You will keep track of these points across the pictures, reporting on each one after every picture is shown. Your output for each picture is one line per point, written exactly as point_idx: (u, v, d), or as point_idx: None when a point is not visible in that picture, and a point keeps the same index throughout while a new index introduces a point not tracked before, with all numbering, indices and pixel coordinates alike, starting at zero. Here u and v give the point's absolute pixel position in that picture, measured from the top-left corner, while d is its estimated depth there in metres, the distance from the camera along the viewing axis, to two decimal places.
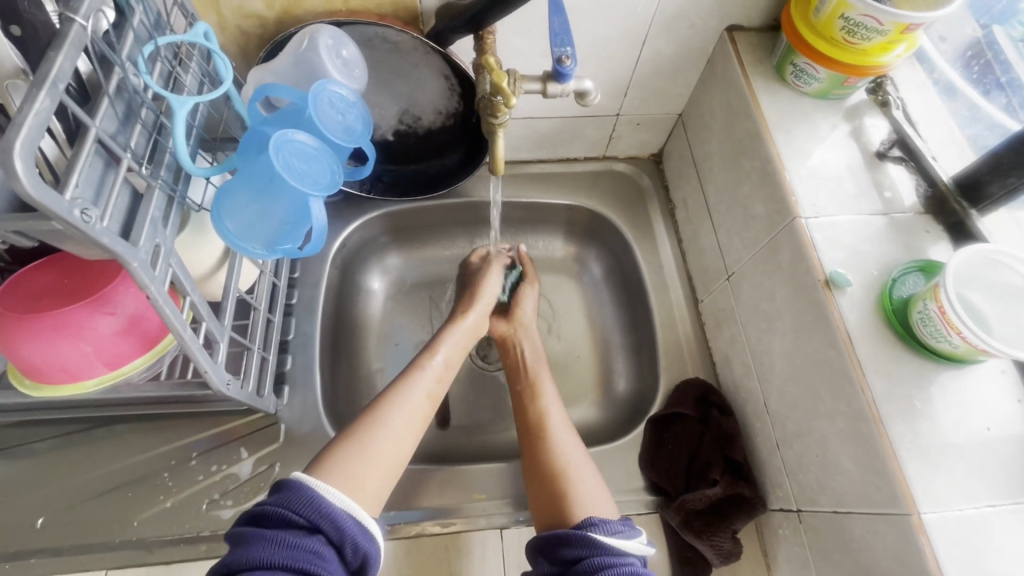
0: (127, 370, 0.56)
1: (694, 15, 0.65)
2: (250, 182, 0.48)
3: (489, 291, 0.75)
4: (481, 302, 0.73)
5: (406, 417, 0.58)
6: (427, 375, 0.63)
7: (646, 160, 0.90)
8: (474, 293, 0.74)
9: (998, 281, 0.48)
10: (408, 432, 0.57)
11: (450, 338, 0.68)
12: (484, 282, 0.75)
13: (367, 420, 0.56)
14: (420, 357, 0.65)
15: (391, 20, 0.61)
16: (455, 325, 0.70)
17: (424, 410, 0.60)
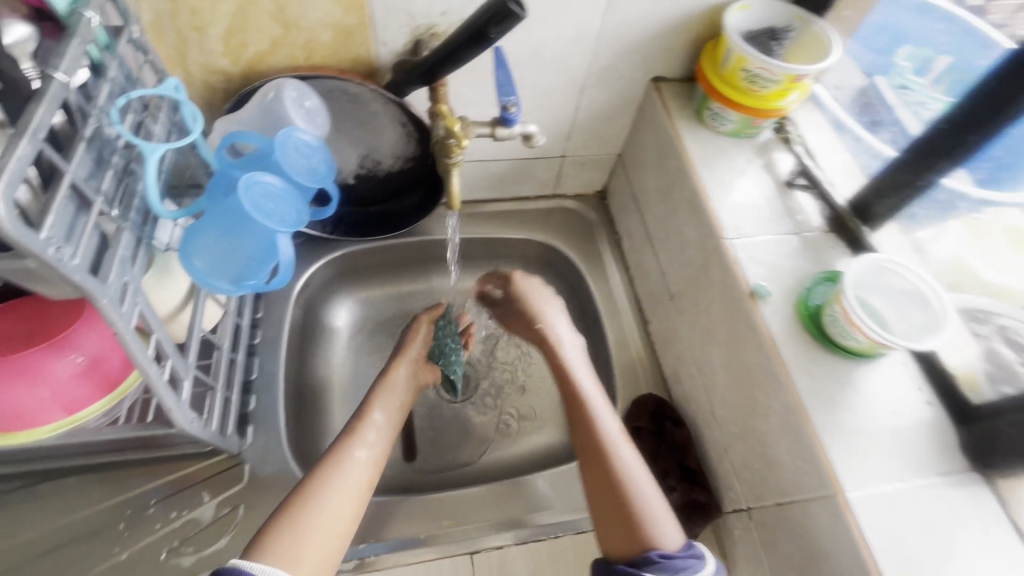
0: (84, 414, 0.56)
1: (623, 69, 0.74)
2: (219, 221, 0.50)
3: (418, 344, 0.73)
4: (404, 358, 0.70)
5: (345, 486, 0.53)
6: (362, 439, 0.58)
7: (592, 197, 0.98)
8: (408, 348, 0.71)
9: (888, 284, 0.56)
10: (349, 503, 0.53)
11: (382, 396, 0.64)
12: (415, 338, 0.73)
13: (298, 496, 0.52)
14: (355, 422, 0.60)
15: (351, 75, 0.66)
16: (386, 383, 0.66)
17: (365, 475, 0.55)
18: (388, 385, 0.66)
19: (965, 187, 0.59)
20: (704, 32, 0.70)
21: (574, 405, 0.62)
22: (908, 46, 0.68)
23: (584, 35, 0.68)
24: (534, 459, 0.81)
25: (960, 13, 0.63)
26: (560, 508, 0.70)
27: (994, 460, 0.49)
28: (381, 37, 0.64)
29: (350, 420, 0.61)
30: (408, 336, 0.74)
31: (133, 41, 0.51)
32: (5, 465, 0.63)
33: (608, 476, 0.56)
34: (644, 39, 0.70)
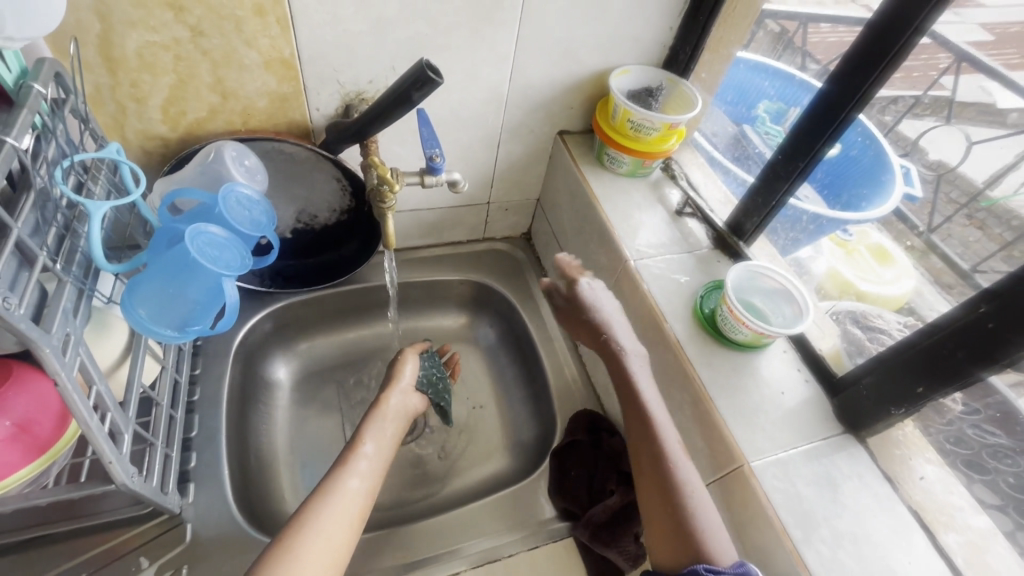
0: (11, 481, 0.53)
1: (532, 124, 0.86)
2: (164, 270, 0.53)
3: (408, 376, 0.77)
4: (398, 385, 0.74)
5: (340, 510, 0.56)
6: (354, 470, 0.61)
7: (518, 238, 1.07)
8: (395, 381, 0.75)
9: (763, 285, 0.68)
10: (343, 529, 0.55)
11: (373, 427, 0.67)
12: (402, 371, 0.76)
13: (293, 524, 0.54)
14: (345, 454, 0.63)
15: (287, 136, 0.72)
16: (378, 414, 0.69)
17: (357, 505, 0.58)
18: (376, 416, 0.69)
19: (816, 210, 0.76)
20: (596, 93, 0.84)
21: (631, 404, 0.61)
22: (766, 101, 0.86)
23: (495, 96, 0.79)
24: (481, 487, 0.84)
25: (796, 74, 0.79)
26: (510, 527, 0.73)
27: (858, 420, 0.60)
28: (314, 103, 0.71)
29: (343, 451, 0.64)
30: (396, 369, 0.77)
31: (75, 111, 0.55)
32: None
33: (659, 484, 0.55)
34: (546, 99, 0.82)
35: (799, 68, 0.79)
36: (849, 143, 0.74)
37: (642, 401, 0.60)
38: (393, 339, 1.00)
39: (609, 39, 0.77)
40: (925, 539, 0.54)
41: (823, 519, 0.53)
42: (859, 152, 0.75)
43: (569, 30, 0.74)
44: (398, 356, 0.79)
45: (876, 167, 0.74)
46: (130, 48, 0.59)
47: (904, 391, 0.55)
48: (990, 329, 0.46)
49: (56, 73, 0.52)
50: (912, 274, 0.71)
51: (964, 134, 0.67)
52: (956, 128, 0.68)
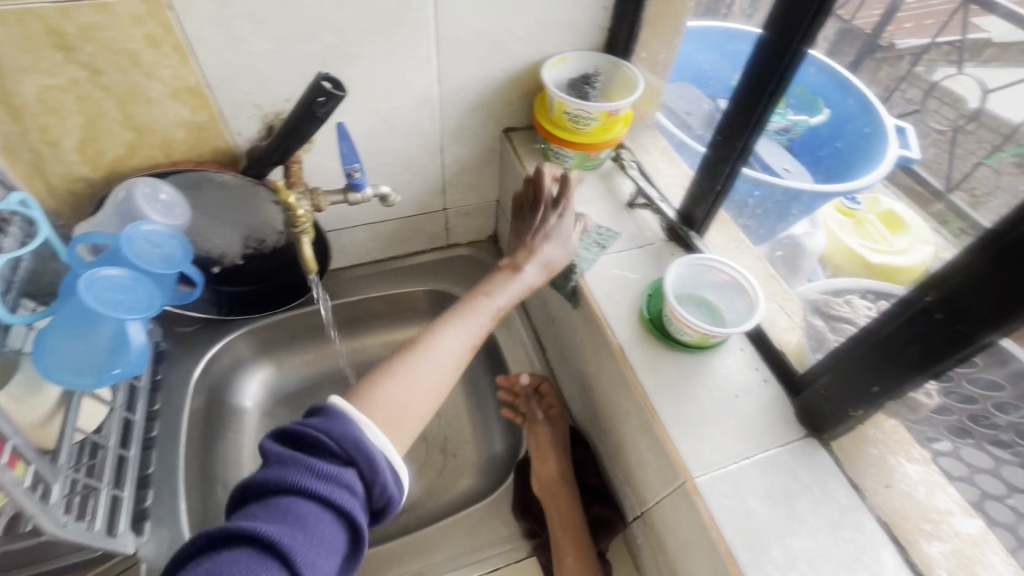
0: None
1: (474, 125, 0.82)
2: (69, 318, 0.53)
3: (557, 258, 0.64)
4: (551, 249, 0.64)
5: (449, 355, 0.55)
6: (465, 329, 0.57)
7: (484, 242, 1.04)
8: (546, 250, 0.63)
9: (713, 277, 0.62)
10: (440, 383, 0.53)
11: (508, 287, 0.61)
12: (543, 251, 0.64)
13: (410, 349, 0.54)
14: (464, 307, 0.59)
15: (208, 165, 0.71)
16: (511, 273, 0.62)
17: (456, 364, 0.55)
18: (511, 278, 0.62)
19: (806, 185, 0.69)
20: (535, 85, 0.79)
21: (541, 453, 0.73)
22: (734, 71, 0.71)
23: (426, 100, 0.75)
24: (450, 505, 0.82)
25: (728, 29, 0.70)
26: (470, 548, 0.72)
27: (821, 423, 0.54)
28: (234, 128, 0.70)
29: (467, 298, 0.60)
30: (554, 232, 0.64)
31: None
32: None
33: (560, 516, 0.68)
34: (482, 98, 0.78)
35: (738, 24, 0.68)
36: (839, 108, 0.67)
37: (546, 447, 0.73)
38: (361, 356, 0.98)
39: (538, 27, 0.72)
40: (896, 554, 0.49)
41: (775, 539, 0.48)
42: (848, 118, 0.67)
43: (490, 23, 0.69)
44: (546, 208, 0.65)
45: (869, 134, 0.65)
46: (29, 94, 0.58)
47: (861, 390, 0.49)
48: (938, 320, 0.41)
49: None
50: (924, 237, 0.59)
51: (979, 80, 0.51)
52: (971, 75, 0.52)
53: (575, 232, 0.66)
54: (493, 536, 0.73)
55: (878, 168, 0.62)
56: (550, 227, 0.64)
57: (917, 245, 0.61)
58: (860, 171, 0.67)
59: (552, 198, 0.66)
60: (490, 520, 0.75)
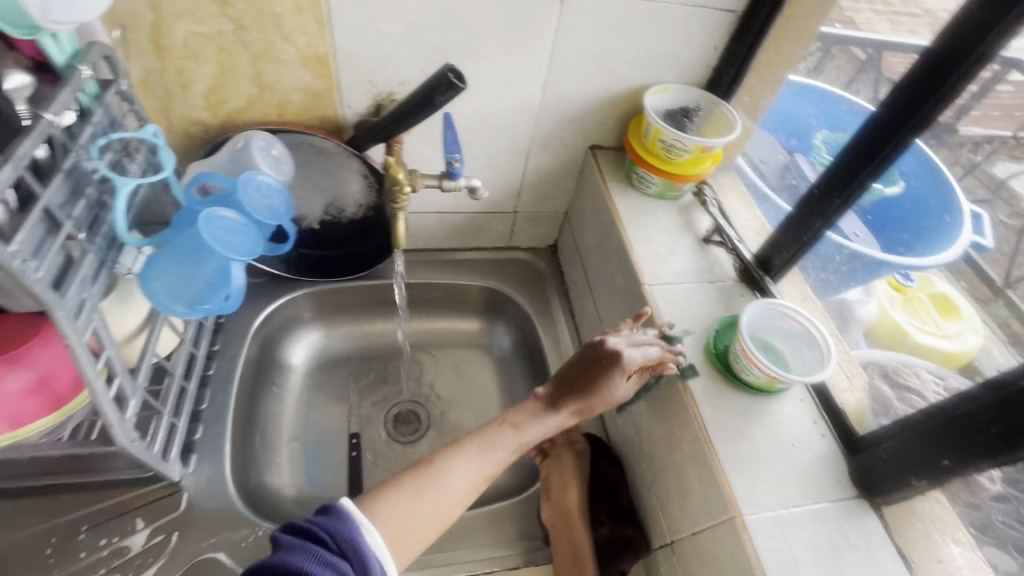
0: (29, 429, 0.58)
1: (564, 137, 0.84)
2: (179, 249, 0.56)
3: (601, 405, 0.62)
4: (596, 394, 0.62)
5: (463, 485, 0.57)
6: (487, 457, 0.59)
7: (543, 249, 1.06)
8: (589, 398, 0.62)
9: (784, 325, 0.63)
10: (449, 507, 0.56)
11: (536, 424, 0.62)
12: (597, 396, 0.62)
13: (425, 469, 0.57)
14: (495, 428, 0.61)
15: (317, 130, 0.74)
16: (543, 408, 0.63)
17: (468, 491, 0.57)
18: (542, 414, 0.63)
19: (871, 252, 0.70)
20: (631, 109, 0.82)
21: (559, 477, 0.73)
22: (828, 132, 0.80)
23: (526, 106, 0.78)
24: (474, 497, 0.83)
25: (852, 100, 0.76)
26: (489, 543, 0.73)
27: (876, 486, 0.54)
28: (346, 100, 0.73)
29: (496, 420, 0.62)
30: (603, 381, 0.61)
31: (121, 93, 0.58)
32: None
33: (566, 538, 0.67)
34: (579, 113, 0.81)
35: (849, 93, 0.76)
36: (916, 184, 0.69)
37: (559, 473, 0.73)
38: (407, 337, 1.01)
39: (648, 56, 0.75)
40: None
41: None
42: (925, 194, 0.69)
43: (606, 44, 0.72)
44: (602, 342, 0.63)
45: (944, 212, 0.68)
46: (177, 37, 0.62)
47: (927, 461, 0.49)
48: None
49: (105, 56, 0.55)
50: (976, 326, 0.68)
51: None
52: None
53: (626, 386, 0.62)
54: (513, 535, 0.74)
55: (954, 247, 0.66)
56: (601, 373, 0.62)
57: (964, 332, 0.70)
58: (930, 249, 0.69)
59: (617, 343, 0.62)
60: (511, 521, 0.75)
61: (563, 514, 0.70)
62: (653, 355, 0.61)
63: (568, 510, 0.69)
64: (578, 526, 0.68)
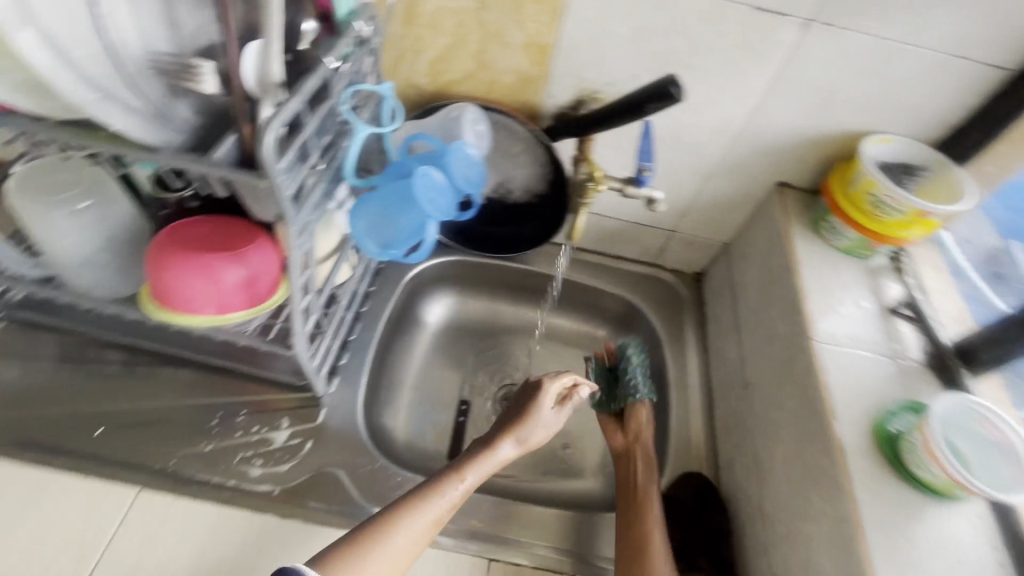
0: (232, 316, 0.69)
1: (753, 167, 0.80)
2: (388, 196, 0.62)
3: (537, 436, 0.73)
4: (516, 429, 0.72)
5: (418, 530, 0.60)
6: (445, 497, 0.64)
7: (689, 276, 1.02)
8: (522, 428, 0.72)
9: (984, 431, 0.56)
10: (406, 550, 0.59)
11: (482, 465, 0.68)
12: (530, 429, 0.73)
13: (380, 523, 0.59)
14: (434, 479, 0.65)
15: (517, 114, 0.78)
16: (487, 449, 0.69)
17: (426, 531, 0.61)
18: (486, 454, 0.69)
19: None
20: (837, 154, 0.76)
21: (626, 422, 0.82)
22: None
23: (725, 129, 0.76)
24: (566, 499, 0.83)
25: None
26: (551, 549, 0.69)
27: None
28: (551, 91, 0.76)
29: (444, 470, 0.66)
30: (525, 418, 0.73)
31: (373, 49, 0.66)
32: (160, 345, 0.80)
33: (632, 478, 0.74)
34: (778, 147, 0.77)
35: None
36: None
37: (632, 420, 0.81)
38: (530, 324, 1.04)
39: (878, 102, 0.69)
40: None
41: None
42: None
43: (835, 82, 0.68)
44: (535, 389, 0.76)
45: None
46: (428, 8, 0.68)
47: None
48: None
49: (372, 16, 0.62)
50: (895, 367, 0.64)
51: None
52: None
53: (552, 421, 0.75)
54: (575, 552, 0.70)
55: None
56: (523, 413, 0.74)
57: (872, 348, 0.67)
58: None
59: (542, 377, 0.78)
60: (581, 538, 0.71)
61: (627, 453, 0.77)
62: (559, 383, 0.77)
63: (633, 451, 0.77)
64: (637, 458, 0.76)
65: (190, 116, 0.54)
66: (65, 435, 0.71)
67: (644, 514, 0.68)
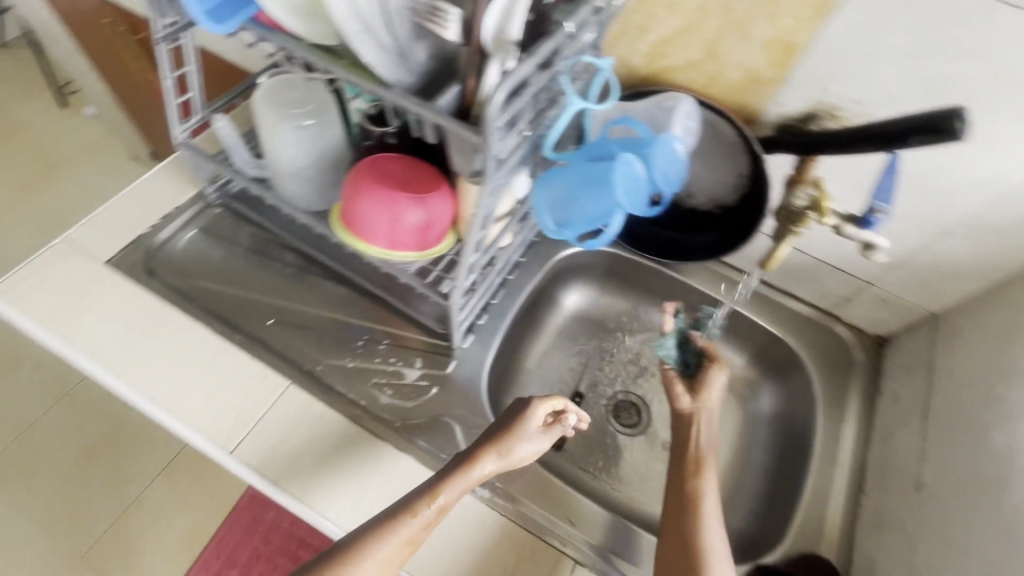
0: (399, 253, 0.73)
1: (1013, 236, 0.65)
2: (581, 176, 0.59)
3: (522, 454, 0.68)
4: (500, 444, 0.67)
5: (388, 554, 0.58)
6: (416, 520, 0.61)
7: (870, 337, 0.88)
8: (505, 443, 0.67)
9: None
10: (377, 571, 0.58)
11: (458, 483, 0.64)
12: (514, 445, 0.68)
13: (348, 549, 0.58)
14: (407, 502, 0.62)
15: (732, 114, 0.71)
16: (467, 468, 0.65)
17: (399, 556, 0.59)
18: (465, 474, 0.65)
19: None
20: None
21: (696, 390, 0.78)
22: None
23: (993, 184, 0.62)
24: None
25: None
26: (591, 544, 0.74)
27: None
28: (782, 98, 0.67)
29: (417, 492, 0.63)
30: (509, 433, 0.68)
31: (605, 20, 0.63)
32: (331, 260, 0.88)
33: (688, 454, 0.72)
34: None
35: None
36: None
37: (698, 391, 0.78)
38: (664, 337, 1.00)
39: None
40: None
41: None
42: None
43: None
44: (523, 403, 0.70)
45: None
46: None
47: None
48: None
49: None
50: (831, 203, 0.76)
51: None
52: None
53: (540, 440, 0.70)
54: (614, 555, 0.74)
55: None
56: (506, 426, 0.69)
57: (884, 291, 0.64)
58: None
59: (529, 399, 0.71)
60: (620, 542, 0.75)
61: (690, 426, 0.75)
62: (549, 406, 0.71)
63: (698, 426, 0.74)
64: (701, 425, 0.75)
65: (424, 58, 0.56)
66: (245, 317, 0.82)
67: (698, 482, 0.68)
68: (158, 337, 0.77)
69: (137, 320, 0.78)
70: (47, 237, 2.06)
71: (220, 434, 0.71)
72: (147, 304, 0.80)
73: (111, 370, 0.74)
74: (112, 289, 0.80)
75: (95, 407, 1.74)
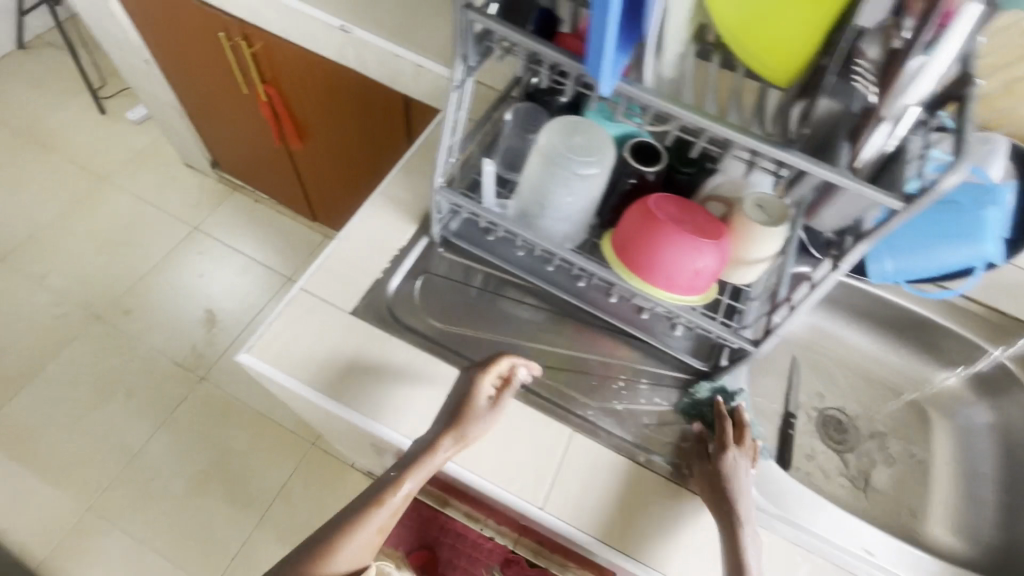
0: (688, 298, 0.73)
1: None
2: (936, 229, 0.65)
3: (476, 432, 0.72)
4: (454, 430, 0.70)
5: (362, 543, 0.66)
6: (383, 510, 0.68)
7: None
8: (462, 427, 0.71)
9: None
10: (356, 559, 0.66)
11: (421, 470, 0.69)
12: (469, 423, 0.71)
13: (325, 547, 0.65)
14: (387, 489, 0.69)
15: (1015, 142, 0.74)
16: (426, 456, 0.69)
17: (370, 541, 0.67)
18: (427, 461, 0.69)
19: None
20: None
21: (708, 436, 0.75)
22: None
23: None
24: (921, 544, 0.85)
25: None
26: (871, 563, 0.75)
27: None
28: None
29: (386, 482, 0.69)
30: (465, 415, 0.71)
31: None
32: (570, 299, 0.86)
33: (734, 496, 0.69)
34: None
35: None
36: None
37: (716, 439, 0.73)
38: (857, 351, 1.03)
39: None
40: None
41: None
42: None
43: None
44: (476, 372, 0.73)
45: None
46: None
47: None
48: None
49: None
50: None
51: None
52: None
53: (488, 403, 0.73)
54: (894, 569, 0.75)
55: None
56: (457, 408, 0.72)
57: None
58: None
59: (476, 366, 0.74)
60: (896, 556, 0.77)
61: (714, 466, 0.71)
62: (493, 373, 0.73)
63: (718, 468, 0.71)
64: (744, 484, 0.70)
65: None
66: (503, 365, 0.82)
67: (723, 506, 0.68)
68: (436, 394, 0.78)
69: (410, 377, 0.78)
70: (108, 256, 1.96)
71: (529, 489, 0.74)
72: (413, 360, 0.79)
73: (403, 432, 0.75)
74: (375, 345, 0.80)
75: (195, 435, 1.69)
